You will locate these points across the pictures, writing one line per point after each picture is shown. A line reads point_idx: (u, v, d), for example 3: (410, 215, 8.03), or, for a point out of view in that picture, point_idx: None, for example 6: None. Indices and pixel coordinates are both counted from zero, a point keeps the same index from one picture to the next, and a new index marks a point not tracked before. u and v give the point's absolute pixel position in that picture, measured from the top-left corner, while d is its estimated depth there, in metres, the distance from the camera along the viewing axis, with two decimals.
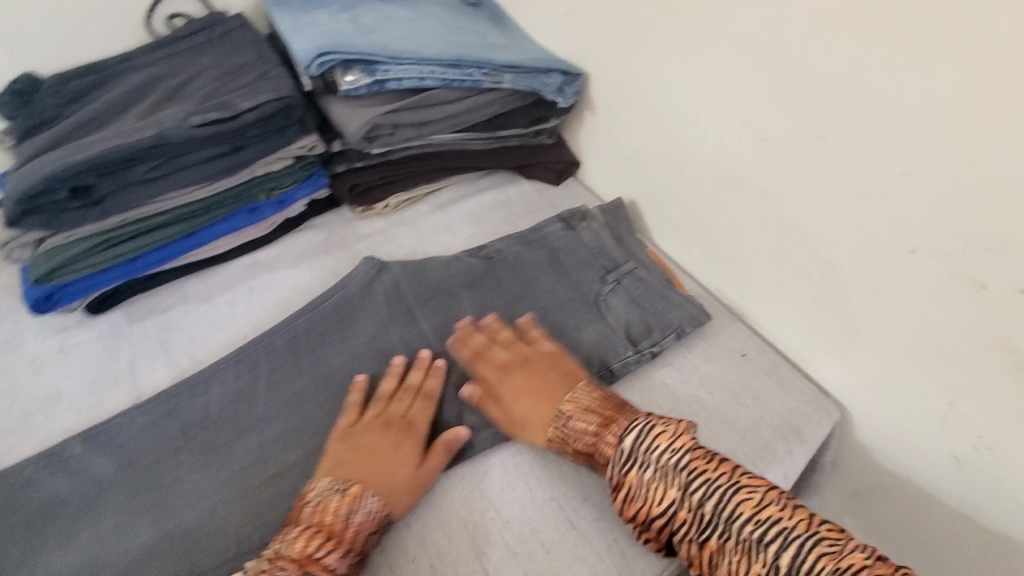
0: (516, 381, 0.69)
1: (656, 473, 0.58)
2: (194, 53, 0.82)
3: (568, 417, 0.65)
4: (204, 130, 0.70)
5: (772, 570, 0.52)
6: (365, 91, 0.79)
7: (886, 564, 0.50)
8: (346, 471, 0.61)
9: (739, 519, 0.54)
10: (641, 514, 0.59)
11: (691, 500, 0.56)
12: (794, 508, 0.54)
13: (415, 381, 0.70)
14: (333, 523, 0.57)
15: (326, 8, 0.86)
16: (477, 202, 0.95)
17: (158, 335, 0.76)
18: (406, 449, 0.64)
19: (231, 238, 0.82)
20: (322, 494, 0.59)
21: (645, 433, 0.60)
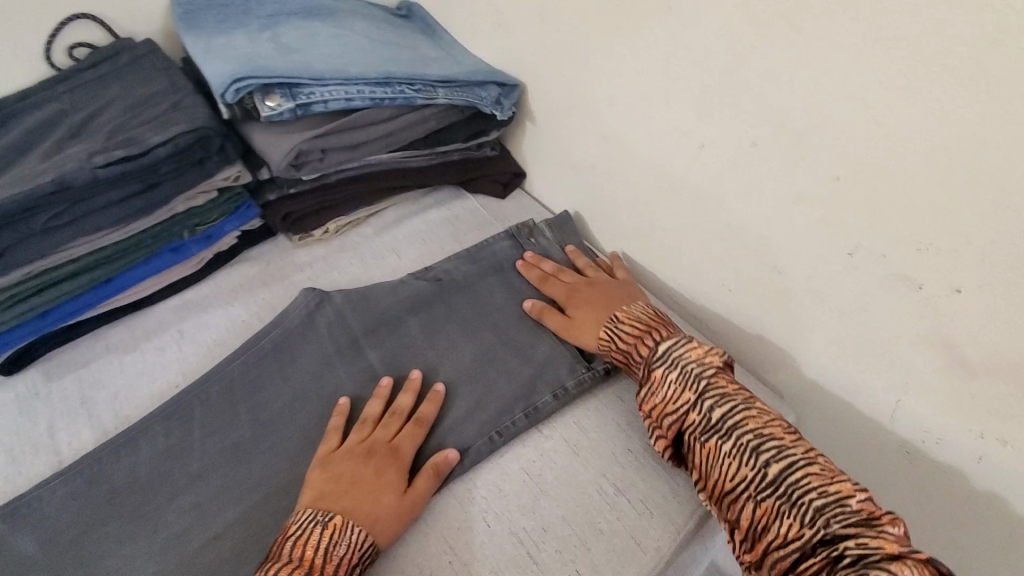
0: (585, 295, 0.75)
1: (679, 375, 0.60)
2: (99, 85, 0.76)
3: (618, 322, 0.69)
4: (109, 170, 0.64)
5: (761, 476, 0.53)
6: (290, 116, 0.75)
7: (874, 505, 0.50)
8: (329, 501, 0.57)
9: (744, 429, 0.55)
10: (655, 408, 0.60)
11: (704, 405, 0.57)
12: (798, 437, 0.55)
13: (400, 404, 0.66)
14: (313, 557, 0.52)
15: (243, 28, 0.81)
16: (422, 220, 0.92)
17: (79, 392, 0.69)
18: (390, 476, 0.60)
19: (156, 280, 0.77)
20: (301, 527, 0.54)
21: (681, 344, 0.61)
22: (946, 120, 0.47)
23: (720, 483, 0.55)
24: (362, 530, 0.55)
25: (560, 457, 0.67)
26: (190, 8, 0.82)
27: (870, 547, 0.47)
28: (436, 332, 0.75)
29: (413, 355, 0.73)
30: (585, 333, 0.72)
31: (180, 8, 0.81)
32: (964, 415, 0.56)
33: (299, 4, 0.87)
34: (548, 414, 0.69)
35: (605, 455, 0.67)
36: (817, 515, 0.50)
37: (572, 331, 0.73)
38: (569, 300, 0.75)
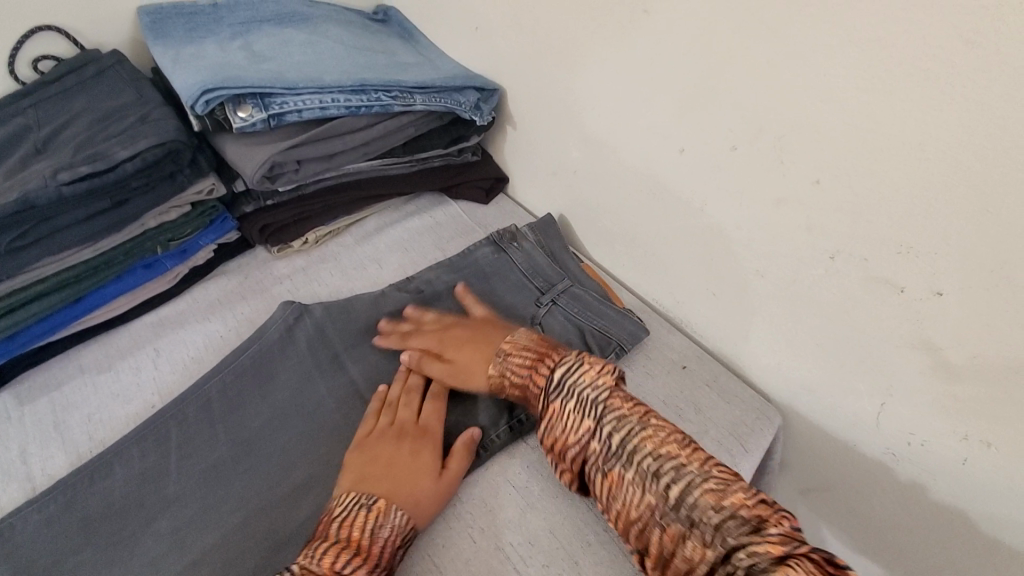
0: (457, 335, 0.72)
1: (577, 405, 0.57)
2: (64, 98, 0.74)
3: (506, 355, 0.66)
4: (75, 188, 0.62)
5: (663, 500, 0.51)
6: (263, 127, 0.73)
7: (768, 510, 0.50)
8: (368, 483, 0.58)
9: (643, 451, 0.54)
10: (557, 442, 0.58)
11: (603, 433, 0.55)
12: (694, 448, 0.54)
13: (421, 386, 0.68)
14: (361, 537, 0.53)
15: (214, 37, 0.79)
16: (404, 228, 0.90)
17: (50, 417, 0.67)
18: (424, 456, 0.61)
19: (129, 297, 0.75)
20: (348, 507, 0.55)
21: (576, 369, 0.59)
22: (922, 123, 0.46)
23: (625, 512, 0.53)
24: (407, 507, 0.56)
25: (545, 468, 0.66)
26: (158, 17, 0.80)
27: (763, 557, 0.46)
28: (418, 343, 0.74)
29: (395, 368, 0.71)
30: (474, 372, 0.68)
31: (148, 17, 0.79)
32: (947, 417, 0.56)
33: (271, 11, 0.85)
34: (532, 425, 0.68)
35: None
36: (716, 533, 0.49)
37: (457, 377, 0.68)
38: (448, 345, 0.71)
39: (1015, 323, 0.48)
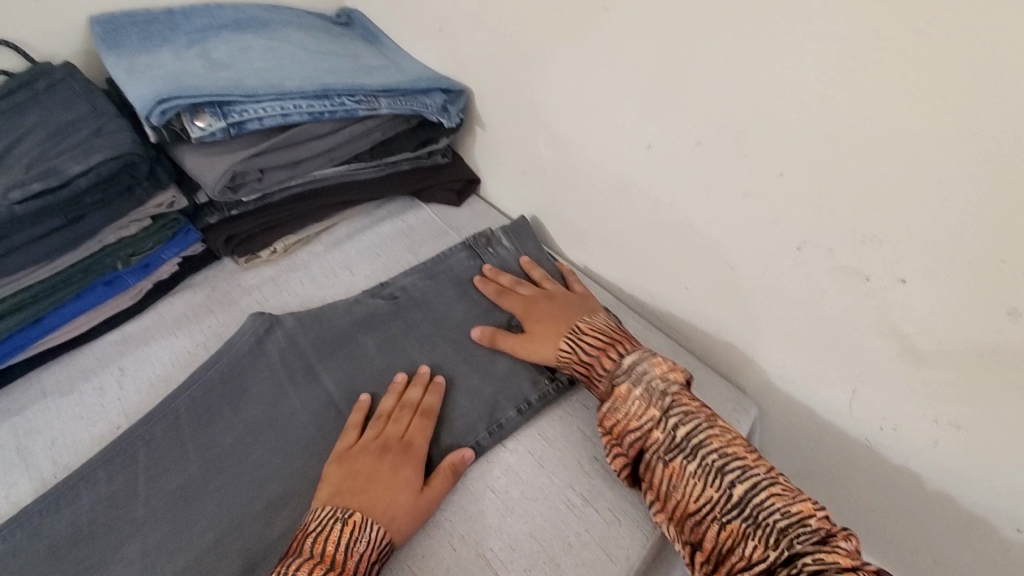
0: (537, 309, 0.74)
1: (646, 393, 0.60)
2: (13, 113, 0.71)
3: (580, 332, 0.68)
4: (27, 207, 0.60)
5: (725, 497, 0.53)
6: (223, 136, 0.71)
7: (830, 522, 0.51)
8: (347, 498, 0.57)
9: (709, 448, 0.55)
10: (618, 426, 0.60)
11: (668, 423, 0.57)
12: (759, 454, 0.56)
13: (413, 399, 0.67)
14: (333, 554, 0.52)
15: (170, 46, 0.77)
16: (375, 234, 0.89)
17: (12, 443, 0.65)
18: (405, 474, 0.60)
19: (91, 315, 0.73)
20: (320, 527, 0.54)
21: (647, 360, 0.61)
22: (877, 113, 0.47)
23: (682, 504, 0.54)
24: (381, 530, 0.55)
25: (526, 471, 0.65)
26: (110, 27, 0.77)
27: (830, 564, 0.47)
28: (394, 350, 0.73)
29: (370, 376, 0.70)
30: (541, 345, 0.70)
31: (100, 27, 0.77)
32: (918, 402, 0.57)
33: (229, 18, 0.84)
34: (511, 428, 0.68)
35: (572, 466, 0.66)
36: (778, 534, 0.50)
37: (526, 345, 0.71)
38: (527, 311, 0.74)
39: (976, 308, 0.49)
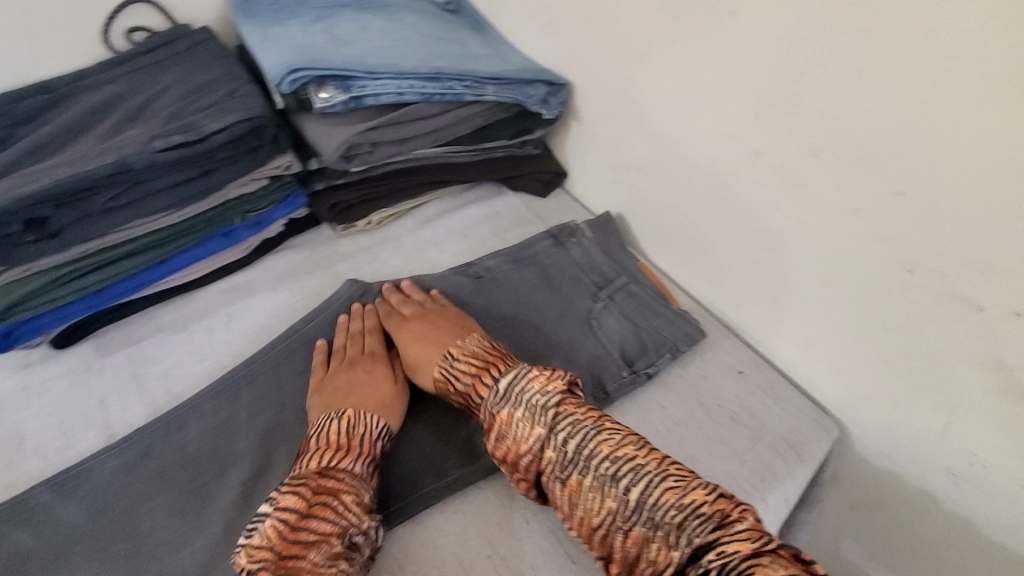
0: (413, 329, 0.71)
1: (526, 413, 0.58)
2: (157, 69, 0.77)
3: (453, 358, 0.65)
4: (167, 155, 0.66)
5: (623, 503, 0.53)
6: (342, 108, 0.75)
7: (728, 503, 0.51)
8: (334, 402, 0.63)
9: (597, 455, 0.55)
10: (508, 454, 0.58)
11: (556, 439, 0.56)
12: (650, 448, 0.55)
13: (358, 328, 0.73)
14: (338, 439, 0.58)
15: (298, 19, 0.82)
16: (463, 216, 0.93)
17: (130, 369, 0.71)
18: (376, 373, 0.67)
19: (206, 263, 0.79)
20: (324, 424, 0.60)
21: (520, 377, 0.60)
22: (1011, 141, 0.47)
23: (586, 520, 0.54)
24: (377, 416, 0.62)
25: None
26: None
27: (730, 553, 0.47)
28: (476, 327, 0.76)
29: None
30: (421, 372, 0.68)
31: None
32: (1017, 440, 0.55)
33: None
34: None
35: None
36: (678, 532, 0.50)
37: (412, 369, 0.68)
38: (405, 333, 0.71)
39: None
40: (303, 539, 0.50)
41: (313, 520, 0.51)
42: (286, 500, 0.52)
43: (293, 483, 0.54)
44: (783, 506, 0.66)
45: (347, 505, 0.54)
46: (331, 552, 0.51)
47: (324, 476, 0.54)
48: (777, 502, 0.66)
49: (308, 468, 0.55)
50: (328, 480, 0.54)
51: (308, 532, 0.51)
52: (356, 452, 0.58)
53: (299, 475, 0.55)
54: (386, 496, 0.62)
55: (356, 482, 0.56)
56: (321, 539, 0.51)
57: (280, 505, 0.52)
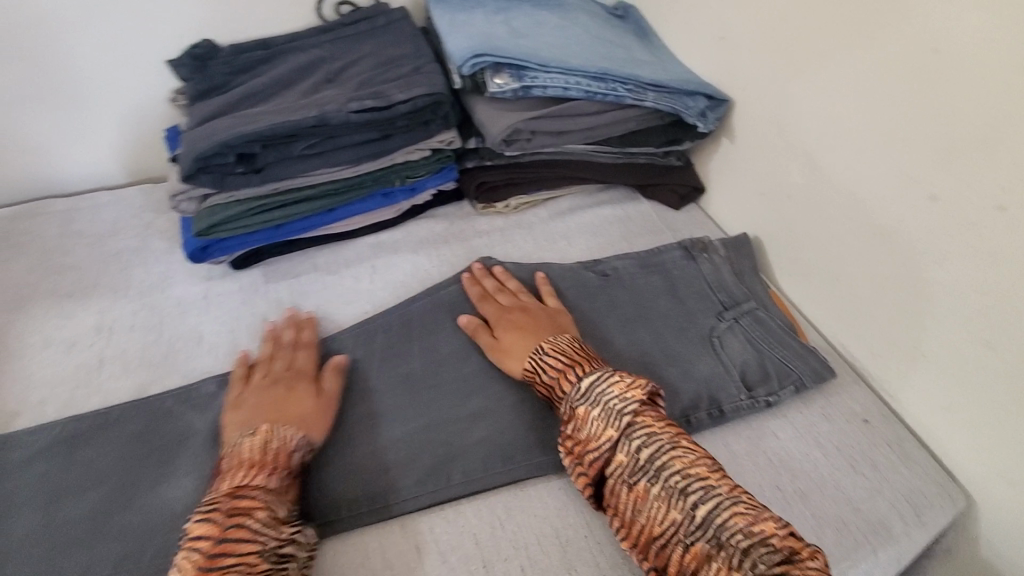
0: (512, 318, 0.73)
1: (602, 413, 0.59)
2: (356, 39, 0.86)
3: (542, 351, 0.67)
4: (360, 116, 0.74)
5: (688, 518, 0.53)
6: (511, 95, 0.81)
7: (797, 540, 0.50)
8: (256, 416, 0.62)
9: (670, 469, 0.55)
10: (579, 446, 0.60)
11: (629, 444, 0.57)
12: (722, 472, 0.55)
13: (286, 336, 0.73)
14: (252, 456, 0.57)
15: (482, 8, 0.88)
16: (595, 215, 0.95)
17: (289, 299, 0.81)
18: (300, 389, 0.66)
19: (363, 218, 0.87)
20: (239, 439, 0.59)
21: (604, 379, 0.60)
22: None
23: (647, 527, 0.55)
24: (298, 430, 0.61)
25: None
26: None
27: None
28: (597, 321, 0.79)
29: None
30: (511, 358, 0.70)
31: None
32: None
33: None
34: (698, 428, 0.70)
35: (751, 485, 0.66)
36: (743, 557, 0.49)
37: (497, 353, 0.71)
38: (503, 320, 0.73)
39: None
40: (221, 563, 0.49)
41: (228, 544, 0.50)
42: (200, 527, 0.51)
43: (205, 509, 0.53)
44: (892, 567, 0.62)
45: (261, 522, 0.53)
46: (253, 570, 0.50)
47: (234, 497, 0.53)
48: (886, 561, 0.62)
49: (220, 491, 0.55)
50: (235, 500, 0.53)
51: (226, 556, 0.50)
52: (269, 468, 0.57)
53: (213, 498, 0.54)
54: (469, 452, 0.66)
55: (269, 496, 0.55)
56: (241, 559, 0.50)
57: (195, 534, 0.51)
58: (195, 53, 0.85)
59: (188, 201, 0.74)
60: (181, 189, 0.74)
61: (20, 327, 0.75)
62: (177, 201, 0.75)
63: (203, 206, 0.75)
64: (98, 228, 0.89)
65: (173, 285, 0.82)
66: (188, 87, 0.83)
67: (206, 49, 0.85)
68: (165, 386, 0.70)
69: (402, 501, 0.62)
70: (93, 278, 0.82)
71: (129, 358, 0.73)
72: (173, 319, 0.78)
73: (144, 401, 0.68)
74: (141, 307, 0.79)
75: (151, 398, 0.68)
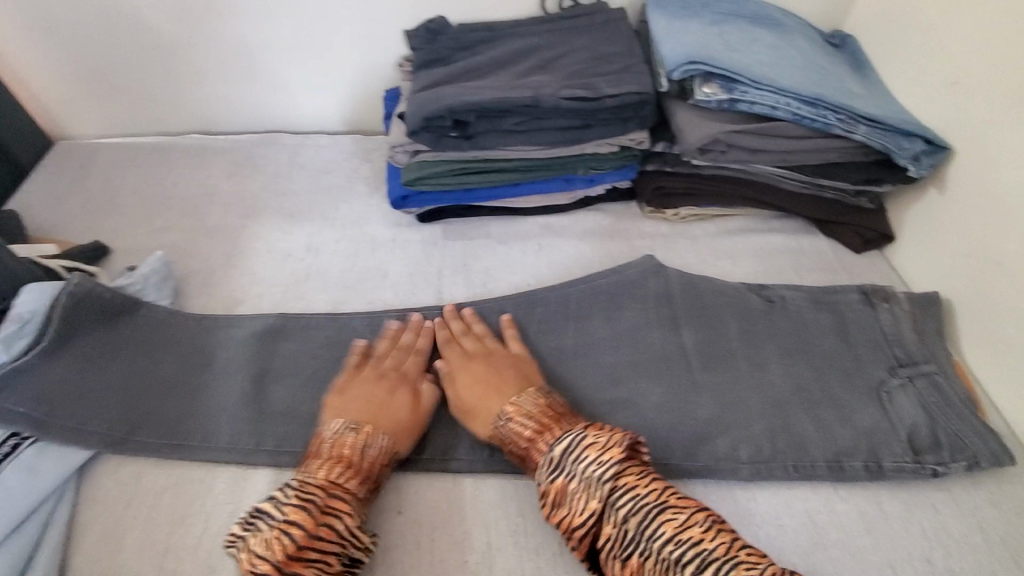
0: (472, 368, 0.70)
1: (580, 484, 0.57)
2: (573, 32, 0.91)
3: (508, 418, 0.64)
4: (570, 103, 0.79)
5: None
6: (715, 106, 0.82)
7: None
8: (356, 412, 0.64)
9: (659, 536, 0.54)
10: (562, 523, 0.58)
11: (615, 514, 0.56)
12: (716, 530, 0.54)
13: (406, 341, 0.73)
14: (350, 455, 0.60)
15: (700, 18, 0.89)
16: (767, 241, 0.93)
17: (464, 257, 0.89)
18: (402, 395, 0.67)
19: (540, 198, 0.93)
20: (337, 434, 0.61)
21: (576, 443, 0.59)
22: None
23: None
24: (391, 441, 0.62)
25: (844, 520, 0.66)
26: None
27: None
28: (754, 345, 0.78)
29: (722, 354, 0.77)
30: (478, 421, 0.66)
31: None
32: None
33: (750, 12, 0.93)
34: (852, 477, 0.68)
35: (899, 549, 0.63)
36: None
37: (462, 412, 0.68)
38: (462, 374, 0.69)
39: None
40: (307, 555, 0.53)
41: (315, 539, 0.54)
42: (293, 515, 0.55)
43: (300, 496, 0.56)
44: None
45: (348, 525, 0.56)
46: (329, 569, 0.53)
47: (330, 494, 0.56)
48: None
49: (315, 480, 0.58)
50: (329, 499, 0.56)
51: (309, 549, 0.53)
52: (361, 471, 0.59)
53: (306, 487, 0.57)
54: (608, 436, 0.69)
55: (360, 503, 0.57)
56: (321, 556, 0.54)
57: (287, 520, 0.54)
58: (430, 26, 0.94)
59: (403, 152, 0.84)
60: (400, 141, 0.84)
61: (251, 232, 0.91)
62: (394, 151, 0.85)
63: (413, 159, 0.85)
64: (316, 164, 1.03)
65: (369, 225, 0.93)
66: (418, 56, 0.93)
67: (439, 25, 0.94)
68: (354, 308, 0.81)
69: None
70: (309, 205, 0.96)
71: (329, 278, 0.85)
72: (366, 253, 0.89)
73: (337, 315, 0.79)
74: (342, 238, 0.91)
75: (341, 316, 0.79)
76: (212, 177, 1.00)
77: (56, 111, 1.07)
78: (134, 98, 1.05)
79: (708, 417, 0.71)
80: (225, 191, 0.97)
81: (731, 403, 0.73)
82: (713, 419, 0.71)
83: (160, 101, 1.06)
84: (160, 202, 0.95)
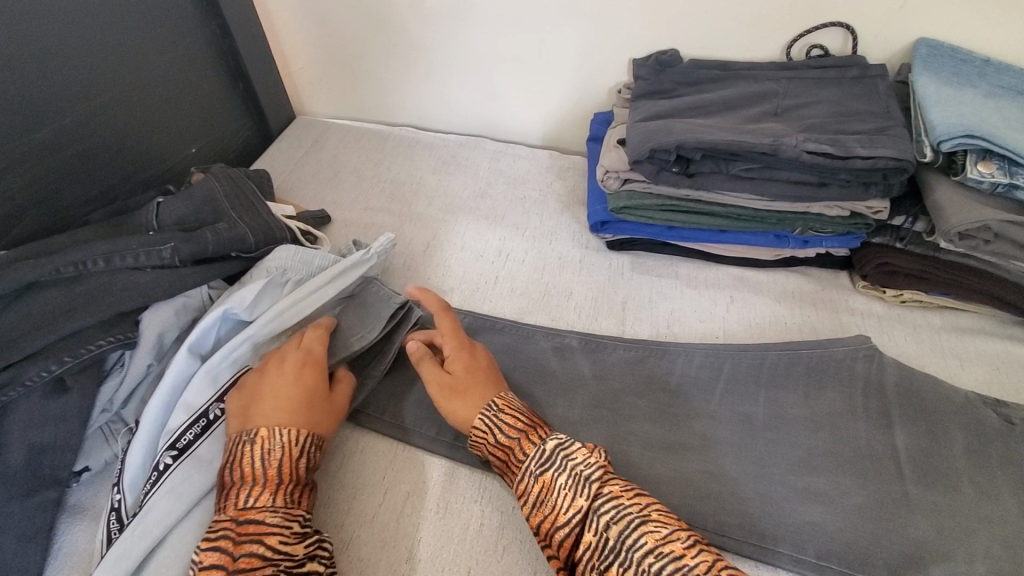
0: (456, 357, 0.67)
1: (567, 481, 0.53)
2: (818, 84, 0.85)
3: (498, 409, 0.61)
4: (812, 157, 0.74)
5: None
6: (986, 188, 0.73)
7: None
8: (254, 419, 0.59)
9: (641, 547, 0.48)
10: (544, 523, 0.53)
11: (597, 520, 0.51)
12: (699, 552, 0.48)
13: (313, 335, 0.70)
14: (250, 470, 0.55)
15: (979, 88, 0.80)
16: (1006, 348, 0.79)
17: (650, 294, 0.87)
18: (300, 383, 0.63)
19: (741, 249, 0.88)
20: (238, 448, 0.57)
21: (570, 444, 0.56)
22: None
23: None
24: (292, 433, 0.58)
25: None
26: (933, 52, 0.84)
27: None
28: (984, 469, 0.65)
29: (944, 471, 0.65)
30: (463, 405, 0.63)
31: (925, 49, 0.84)
32: None
33: None
34: None
35: None
36: None
37: (450, 395, 0.64)
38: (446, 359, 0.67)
39: None
40: None
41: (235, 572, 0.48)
42: (209, 557, 0.50)
43: (209, 539, 0.51)
44: None
45: (274, 547, 0.51)
46: None
47: (242, 522, 0.52)
48: None
49: (226, 514, 0.53)
50: (246, 524, 0.52)
51: None
52: (273, 484, 0.55)
53: (217, 525, 0.52)
54: (794, 528, 0.62)
55: (279, 518, 0.53)
56: None
57: (202, 565, 0.49)
58: (661, 58, 0.93)
59: (615, 177, 0.84)
60: (616, 167, 0.84)
61: (450, 227, 0.96)
62: (606, 175, 0.85)
63: (623, 187, 0.84)
64: (515, 173, 1.06)
65: (558, 241, 0.94)
66: (639, 85, 0.91)
67: (672, 58, 0.93)
68: (536, 322, 0.82)
69: (714, 530, 0.62)
70: (505, 211, 0.99)
71: (515, 285, 0.87)
72: (553, 269, 0.90)
73: (521, 326, 0.80)
74: (532, 249, 0.93)
75: (525, 326, 0.80)
76: (420, 168, 1.07)
77: (308, 91, 1.23)
78: (370, 89, 1.18)
79: (920, 540, 0.60)
80: (430, 183, 1.04)
81: (955, 534, 0.60)
82: (927, 544, 0.60)
83: (390, 93, 1.18)
84: (376, 184, 1.04)
